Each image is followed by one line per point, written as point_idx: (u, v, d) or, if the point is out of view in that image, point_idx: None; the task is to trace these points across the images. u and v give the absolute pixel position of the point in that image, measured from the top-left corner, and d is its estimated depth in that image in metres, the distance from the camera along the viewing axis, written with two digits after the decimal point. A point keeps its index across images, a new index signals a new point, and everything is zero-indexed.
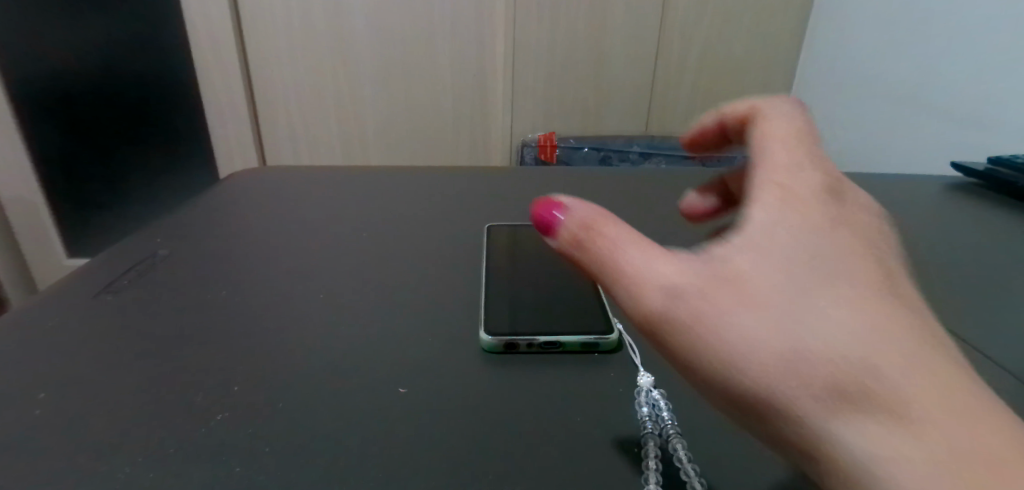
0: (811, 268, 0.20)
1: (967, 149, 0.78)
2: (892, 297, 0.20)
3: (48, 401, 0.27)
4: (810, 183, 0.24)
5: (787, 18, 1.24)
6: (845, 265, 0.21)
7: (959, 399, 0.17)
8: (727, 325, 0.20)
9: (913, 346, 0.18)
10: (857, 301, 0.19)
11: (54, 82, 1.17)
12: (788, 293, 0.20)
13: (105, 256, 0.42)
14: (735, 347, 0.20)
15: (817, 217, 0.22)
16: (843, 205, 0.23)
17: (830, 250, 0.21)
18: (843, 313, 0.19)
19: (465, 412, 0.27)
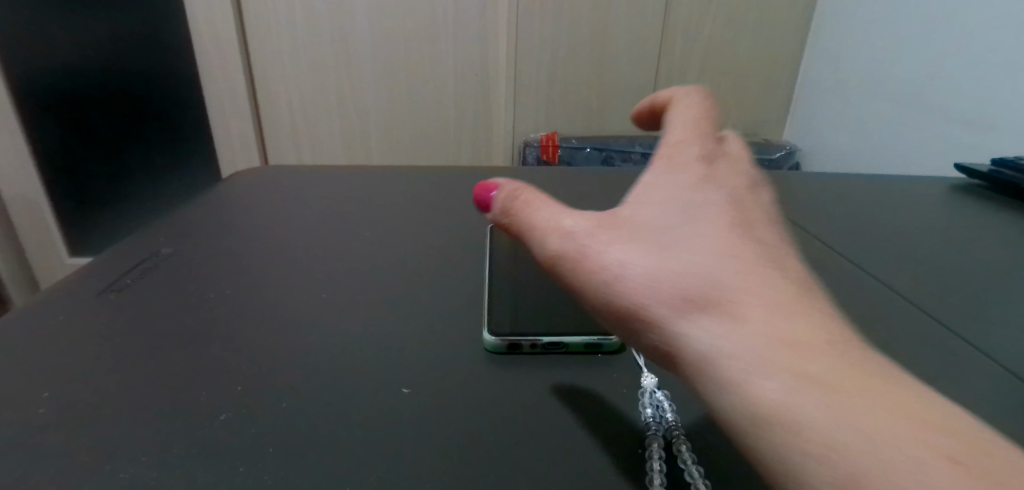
0: (696, 223, 0.24)
1: (971, 151, 0.78)
2: (752, 237, 0.23)
3: (52, 399, 0.27)
4: (713, 175, 0.27)
5: (791, 19, 1.23)
6: (714, 214, 0.24)
7: (788, 301, 0.20)
8: (616, 258, 0.23)
9: (768, 275, 0.21)
10: (715, 236, 0.23)
11: (57, 81, 1.18)
12: (671, 238, 0.23)
13: (109, 255, 0.43)
14: (619, 273, 0.22)
15: (711, 192, 0.26)
16: (742, 190, 0.27)
17: (705, 205, 0.25)
18: (712, 250, 0.22)
19: (468, 412, 0.27)
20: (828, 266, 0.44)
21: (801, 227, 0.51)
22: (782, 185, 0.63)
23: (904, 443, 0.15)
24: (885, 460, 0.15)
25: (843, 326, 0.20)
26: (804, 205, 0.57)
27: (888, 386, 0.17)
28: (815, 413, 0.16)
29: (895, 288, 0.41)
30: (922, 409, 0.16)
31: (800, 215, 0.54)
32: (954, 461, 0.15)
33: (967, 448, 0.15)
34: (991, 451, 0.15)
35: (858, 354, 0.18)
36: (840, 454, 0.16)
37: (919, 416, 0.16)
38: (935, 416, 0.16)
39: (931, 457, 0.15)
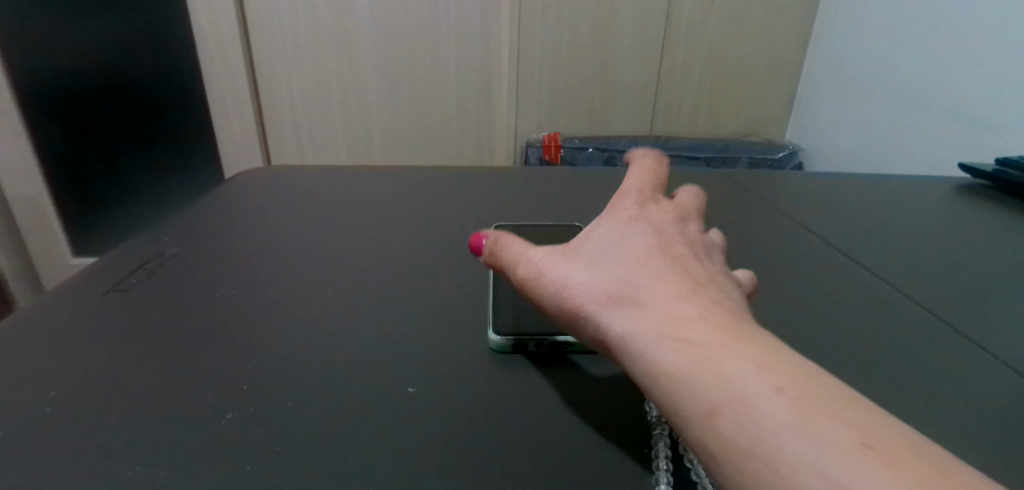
0: (621, 231, 0.27)
1: (976, 152, 0.78)
2: (681, 248, 0.26)
3: (59, 398, 0.28)
4: (654, 203, 0.31)
5: (794, 18, 1.23)
6: (651, 230, 0.27)
7: (697, 292, 0.22)
8: (550, 262, 0.27)
9: (671, 265, 0.24)
10: (647, 246, 0.26)
11: (61, 82, 1.18)
12: (598, 243, 0.27)
13: (115, 254, 0.43)
14: (550, 273, 0.26)
15: (639, 209, 0.29)
16: (671, 208, 0.30)
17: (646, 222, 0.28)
18: (629, 250, 0.25)
19: (474, 411, 0.27)
20: (832, 266, 0.44)
21: (805, 228, 0.51)
22: (785, 184, 0.63)
23: (753, 382, 0.18)
24: (734, 396, 0.18)
25: (736, 303, 0.23)
26: (809, 205, 0.57)
27: (772, 354, 0.19)
28: (694, 369, 0.19)
29: (900, 288, 0.41)
30: (792, 367, 0.19)
31: (804, 215, 0.54)
32: (790, 393, 0.18)
33: (808, 387, 0.18)
34: (829, 391, 0.18)
35: (738, 320, 0.21)
36: (701, 393, 0.19)
37: (771, 361, 0.19)
38: (789, 364, 0.19)
39: (772, 392, 0.18)
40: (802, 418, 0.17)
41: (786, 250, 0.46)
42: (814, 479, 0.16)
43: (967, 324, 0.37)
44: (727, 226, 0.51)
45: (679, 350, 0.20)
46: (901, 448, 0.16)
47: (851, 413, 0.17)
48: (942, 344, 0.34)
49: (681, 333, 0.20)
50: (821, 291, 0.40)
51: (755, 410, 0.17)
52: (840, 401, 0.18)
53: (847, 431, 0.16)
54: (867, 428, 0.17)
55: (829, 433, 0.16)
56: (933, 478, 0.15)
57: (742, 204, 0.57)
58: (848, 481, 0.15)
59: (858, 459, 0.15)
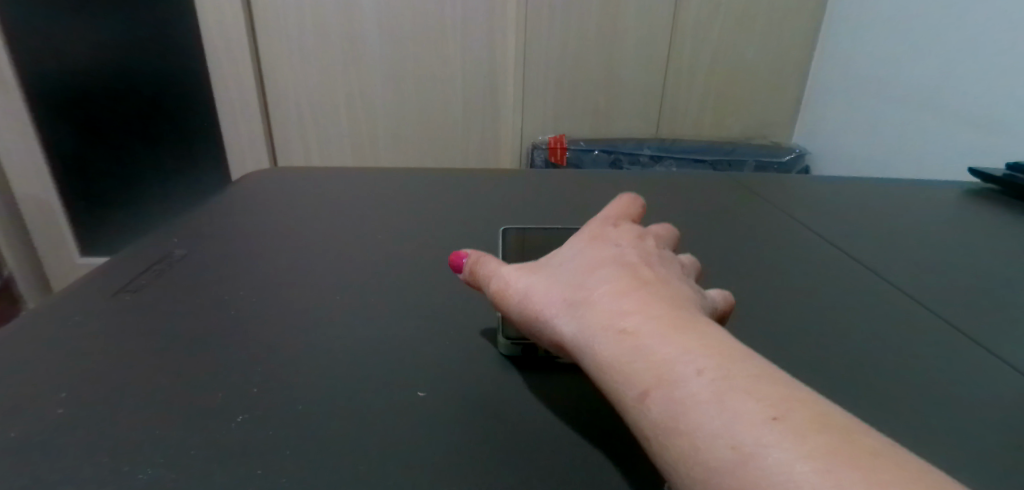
0: (580, 248, 0.30)
1: (987, 155, 0.77)
2: (635, 255, 0.29)
3: (69, 400, 0.28)
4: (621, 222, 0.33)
5: (801, 20, 1.23)
6: (611, 242, 0.30)
7: (642, 292, 0.25)
8: (514, 277, 0.29)
9: (620, 269, 0.27)
10: (603, 256, 0.28)
11: (69, 83, 1.19)
12: (561, 260, 0.29)
13: (123, 256, 0.43)
14: (514, 286, 0.29)
15: (601, 227, 0.32)
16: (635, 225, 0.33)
17: (607, 236, 0.31)
18: (586, 263, 0.28)
19: (484, 415, 0.27)
20: (842, 271, 0.44)
21: (814, 232, 0.51)
22: (792, 187, 0.63)
23: (678, 367, 0.21)
24: (663, 380, 0.21)
25: (680, 298, 0.25)
26: (816, 209, 0.57)
27: (704, 338, 0.22)
28: (633, 360, 0.22)
29: (911, 294, 0.41)
30: (719, 349, 0.22)
31: (813, 219, 0.54)
32: (711, 374, 0.20)
33: (730, 367, 0.21)
34: (749, 370, 0.21)
35: (676, 311, 0.24)
36: (637, 379, 0.22)
37: (700, 348, 0.22)
38: (715, 348, 0.22)
39: (694, 374, 0.21)
40: (719, 397, 0.20)
41: (795, 255, 0.46)
42: (725, 448, 0.18)
43: (979, 330, 0.36)
44: (734, 230, 0.51)
45: (618, 344, 0.23)
46: (804, 418, 0.19)
47: (764, 388, 0.20)
48: (954, 350, 0.34)
49: (621, 329, 0.23)
50: (831, 296, 0.39)
51: (679, 390, 0.20)
52: (756, 379, 0.20)
53: (757, 403, 0.19)
54: (775, 401, 0.19)
55: (741, 408, 0.19)
56: (824, 439, 0.18)
57: (749, 208, 0.56)
58: (753, 448, 0.18)
59: (765, 430, 0.18)
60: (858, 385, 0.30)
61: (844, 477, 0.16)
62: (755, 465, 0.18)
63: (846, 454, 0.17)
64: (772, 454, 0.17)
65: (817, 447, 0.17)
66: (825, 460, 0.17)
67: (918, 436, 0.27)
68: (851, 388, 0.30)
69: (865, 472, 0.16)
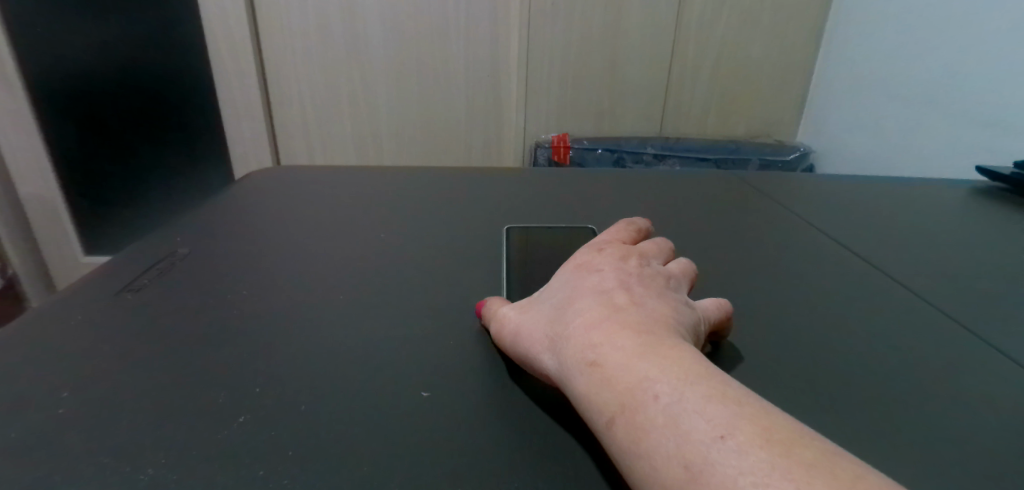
0: (565, 279, 0.32)
1: (995, 153, 0.77)
2: (612, 280, 0.30)
3: (71, 399, 0.28)
4: (608, 247, 0.34)
5: (806, 17, 1.22)
6: (591, 272, 0.31)
7: (612, 319, 0.27)
8: (507, 314, 0.32)
9: (595, 299, 0.29)
10: (581, 287, 0.30)
11: (72, 82, 1.19)
12: (548, 295, 0.31)
13: (127, 254, 0.43)
14: (506, 323, 0.31)
15: (587, 253, 0.34)
16: (619, 247, 0.34)
17: (588, 265, 0.32)
18: (567, 295, 0.30)
19: (489, 416, 0.27)
20: (848, 270, 0.43)
21: (820, 231, 0.51)
22: (798, 186, 0.63)
23: (639, 394, 0.23)
24: (626, 407, 0.23)
25: (649, 319, 0.27)
26: (823, 208, 0.56)
27: (664, 360, 0.24)
28: (600, 389, 0.24)
29: (919, 293, 0.40)
30: (678, 370, 0.23)
31: (818, 218, 0.54)
32: (667, 398, 0.22)
33: (685, 389, 0.22)
34: (703, 390, 0.22)
35: (642, 335, 0.26)
36: (605, 407, 0.24)
37: (659, 371, 0.23)
38: (675, 371, 0.23)
39: (653, 399, 0.22)
40: (674, 420, 0.21)
41: (801, 253, 0.46)
42: (679, 467, 0.20)
43: (988, 328, 0.36)
44: (740, 229, 0.50)
45: (589, 376, 0.25)
46: (750, 433, 0.20)
47: (715, 406, 0.21)
48: (963, 348, 0.34)
49: (592, 361, 0.25)
50: (837, 296, 0.39)
51: (640, 417, 0.22)
52: (710, 397, 0.22)
53: (707, 422, 0.21)
54: (724, 419, 0.21)
55: (692, 430, 0.21)
56: (768, 453, 0.19)
57: (755, 207, 0.56)
58: (702, 465, 0.20)
59: (714, 449, 0.20)
60: (866, 384, 0.30)
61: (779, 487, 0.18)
62: (704, 480, 0.19)
63: (783, 467, 0.19)
64: (720, 471, 0.19)
65: (757, 461, 0.19)
66: (767, 472, 0.19)
67: (928, 435, 0.27)
68: (861, 387, 0.30)
69: (798, 482, 0.18)
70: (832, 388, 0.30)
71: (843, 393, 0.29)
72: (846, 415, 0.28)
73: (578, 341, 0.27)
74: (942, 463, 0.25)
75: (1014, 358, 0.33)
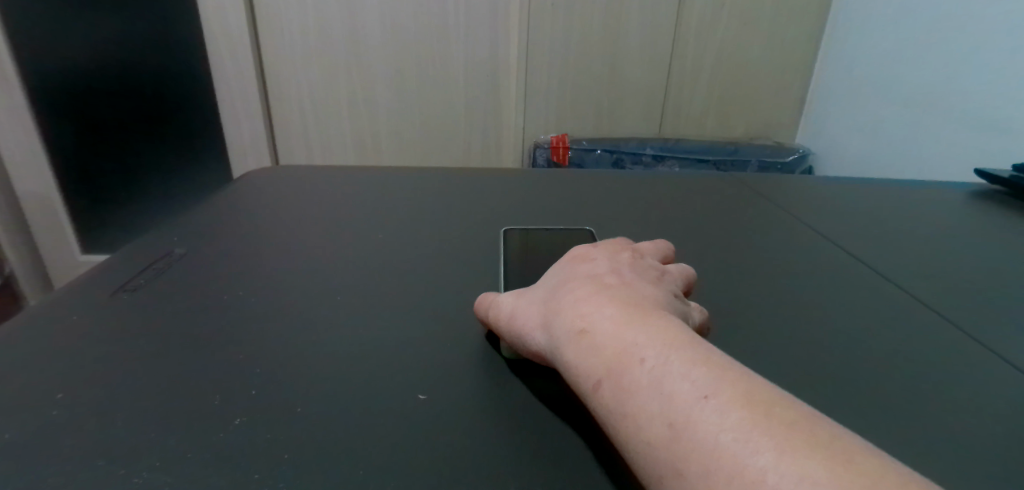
0: (560, 266, 0.32)
1: (992, 157, 0.77)
2: (605, 266, 0.30)
3: (65, 401, 0.27)
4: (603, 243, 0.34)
5: (805, 19, 1.22)
6: (586, 258, 0.31)
7: (602, 294, 0.27)
8: (502, 299, 0.32)
9: (586, 280, 0.29)
10: (574, 271, 0.30)
11: (69, 80, 1.18)
12: (543, 280, 0.32)
13: (122, 254, 0.42)
14: (501, 308, 0.31)
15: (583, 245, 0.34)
16: (614, 243, 0.34)
17: (583, 253, 0.32)
18: (561, 277, 0.30)
19: (486, 420, 0.26)
20: (848, 272, 0.43)
21: (818, 233, 0.50)
22: (796, 188, 0.63)
23: (626, 358, 0.23)
24: (612, 370, 0.23)
25: (639, 297, 0.27)
26: (821, 209, 0.56)
27: (651, 329, 0.24)
28: (587, 356, 0.24)
29: (918, 296, 0.40)
30: (665, 338, 0.23)
31: (817, 220, 0.54)
32: (652, 361, 0.22)
33: (670, 354, 0.23)
34: (689, 355, 0.22)
35: (630, 308, 0.26)
36: (592, 371, 0.24)
37: (646, 338, 0.24)
38: (662, 339, 0.23)
39: (639, 362, 0.23)
40: (659, 380, 0.22)
41: (798, 255, 0.46)
42: (663, 427, 0.20)
43: (984, 329, 0.36)
44: (738, 230, 0.50)
45: (577, 345, 0.25)
46: (733, 394, 0.20)
47: (700, 369, 0.22)
48: (960, 349, 0.34)
49: (581, 329, 0.25)
50: (836, 298, 0.39)
51: (625, 379, 0.22)
52: (694, 361, 0.22)
53: (693, 383, 0.21)
54: (709, 380, 0.21)
55: (676, 391, 0.21)
56: (752, 413, 0.19)
57: (753, 208, 0.56)
58: (685, 423, 0.20)
59: (698, 408, 0.20)
60: (862, 383, 0.30)
61: (758, 442, 0.18)
62: (687, 438, 0.20)
63: (764, 425, 0.19)
64: (703, 428, 0.19)
65: (739, 419, 0.19)
66: (749, 431, 0.19)
67: (924, 435, 0.27)
68: (857, 386, 0.30)
69: (777, 438, 0.18)
70: (828, 387, 0.30)
71: (840, 393, 0.29)
72: (842, 415, 0.28)
73: (569, 313, 0.27)
74: (934, 461, 0.25)
75: (1008, 358, 0.33)
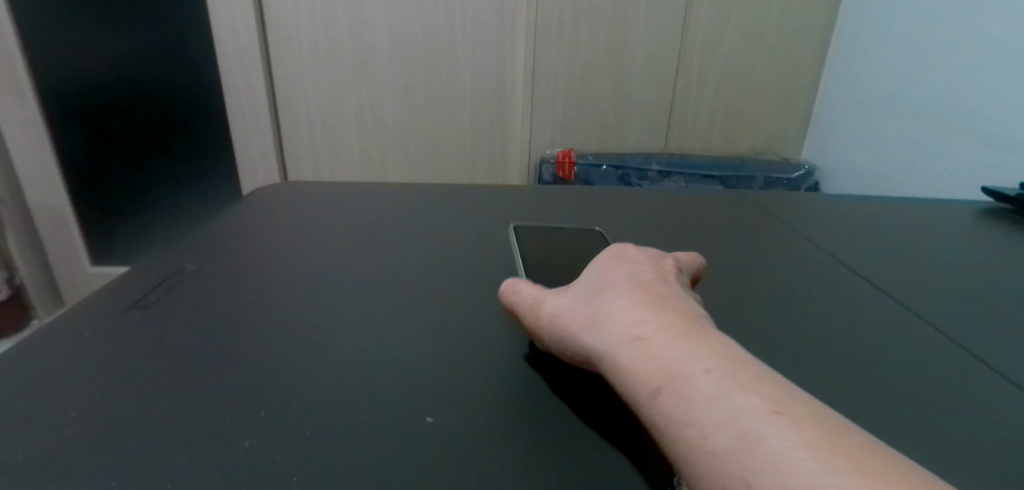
0: (602, 268, 0.32)
1: (999, 173, 0.77)
2: (651, 272, 0.30)
3: (78, 420, 0.27)
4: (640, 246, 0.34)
5: (809, 36, 1.23)
6: (630, 262, 0.31)
7: (656, 304, 0.27)
8: (546, 300, 0.32)
9: (637, 286, 0.29)
10: (621, 275, 0.30)
11: (84, 94, 1.21)
12: (586, 281, 0.31)
13: (134, 272, 0.43)
14: (545, 309, 0.31)
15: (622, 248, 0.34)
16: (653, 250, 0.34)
17: (626, 257, 0.32)
18: (606, 281, 0.30)
19: (494, 442, 0.26)
20: (855, 289, 0.43)
21: (825, 251, 0.50)
22: (803, 205, 0.63)
23: (689, 368, 0.23)
24: (674, 379, 0.23)
25: (691, 310, 0.27)
26: (829, 227, 0.56)
27: (710, 345, 0.24)
28: (647, 364, 0.24)
29: (925, 317, 0.40)
30: (726, 354, 0.23)
31: (823, 237, 0.54)
32: (717, 372, 0.22)
33: (732, 368, 0.22)
34: (751, 372, 0.22)
35: (687, 321, 0.26)
36: (651, 378, 0.23)
37: (707, 352, 0.23)
38: (722, 353, 0.23)
39: (702, 372, 0.22)
40: (724, 392, 0.21)
41: (806, 273, 0.46)
42: (730, 439, 0.20)
43: (991, 348, 0.36)
44: (745, 247, 0.51)
45: (634, 350, 0.25)
46: (801, 414, 0.20)
47: (765, 387, 0.21)
48: (966, 367, 0.34)
49: (638, 337, 0.25)
50: (843, 316, 0.39)
51: (688, 387, 0.22)
52: (759, 380, 0.22)
53: (761, 401, 0.21)
54: (775, 398, 0.21)
55: (744, 403, 0.21)
56: (827, 437, 0.19)
57: (760, 225, 0.56)
58: (754, 436, 0.19)
59: (768, 424, 0.20)
60: (868, 401, 0.30)
61: (839, 465, 0.18)
62: (759, 452, 0.19)
63: (841, 448, 0.19)
64: (778, 444, 0.19)
65: (815, 439, 0.19)
66: (827, 452, 0.18)
67: (931, 455, 0.27)
68: (863, 405, 0.30)
69: (857, 464, 0.18)
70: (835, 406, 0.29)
71: (846, 412, 0.29)
72: None
73: (624, 320, 0.27)
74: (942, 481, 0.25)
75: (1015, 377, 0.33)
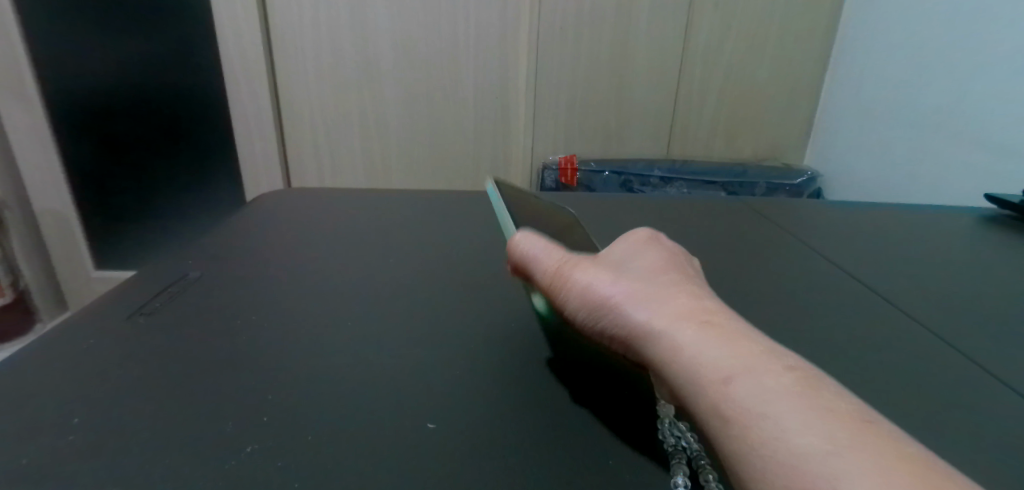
0: (634, 247, 0.31)
1: (1002, 180, 0.77)
2: (688, 267, 0.30)
3: (82, 425, 0.27)
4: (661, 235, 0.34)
5: (810, 43, 1.23)
6: (664, 250, 0.31)
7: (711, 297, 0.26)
8: (578, 264, 0.29)
9: (685, 277, 0.28)
10: (661, 260, 0.29)
11: (90, 100, 1.22)
12: (619, 257, 0.30)
13: (138, 277, 0.43)
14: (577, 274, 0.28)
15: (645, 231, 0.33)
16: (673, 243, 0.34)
17: (655, 242, 0.31)
18: (645, 263, 0.29)
19: (496, 449, 0.26)
20: (856, 295, 0.43)
21: (826, 258, 0.50)
22: (804, 211, 0.63)
23: (767, 363, 0.22)
24: (753, 371, 0.22)
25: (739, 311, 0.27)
26: (830, 234, 0.56)
27: (777, 345, 0.24)
28: (719, 351, 0.23)
29: (927, 324, 0.40)
30: (794, 355, 0.23)
31: (825, 244, 0.54)
32: (795, 372, 0.22)
33: (807, 371, 0.22)
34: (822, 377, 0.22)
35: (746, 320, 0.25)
36: (724, 364, 0.22)
37: (779, 351, 0.23)
38: (790, 354, 0.23)
39: (781, 369, 0.22)
40: (808, 393, 0.21)
41: (808, 279, 0.46)
42: (821, 439, 0.19)
43: (994, 355, 0.36)
44: (746, 253, 0.51)
45: (702, 335, 0.24)
46: (880, 424, 0.20)
47: (843, 394, 0.21)
48: (968, 374, 0.34)
49: (705, 324, 0.24)
50: (844, 323, 0.39)
51: (772, 380, 0.21)
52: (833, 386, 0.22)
53: (845, 406, 0.21)
54: (853, 405, 0.21)
55: (830, 406, 0.20)
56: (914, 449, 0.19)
57: (761, 232, 0.56)
58: (842, 440, 0.19)
59: (855, 428, 0.20)
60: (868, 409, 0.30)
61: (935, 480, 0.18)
62: (853, 455, 0.18)
63: (930, 462, 0.19)
64: (873, 451, 0.19)
65: (905, 450, 0.19)
66: (919, 464, 0.18)
67: None
68: None
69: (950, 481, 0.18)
70: None
71: None
72: None
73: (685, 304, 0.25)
74: None
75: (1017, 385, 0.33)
